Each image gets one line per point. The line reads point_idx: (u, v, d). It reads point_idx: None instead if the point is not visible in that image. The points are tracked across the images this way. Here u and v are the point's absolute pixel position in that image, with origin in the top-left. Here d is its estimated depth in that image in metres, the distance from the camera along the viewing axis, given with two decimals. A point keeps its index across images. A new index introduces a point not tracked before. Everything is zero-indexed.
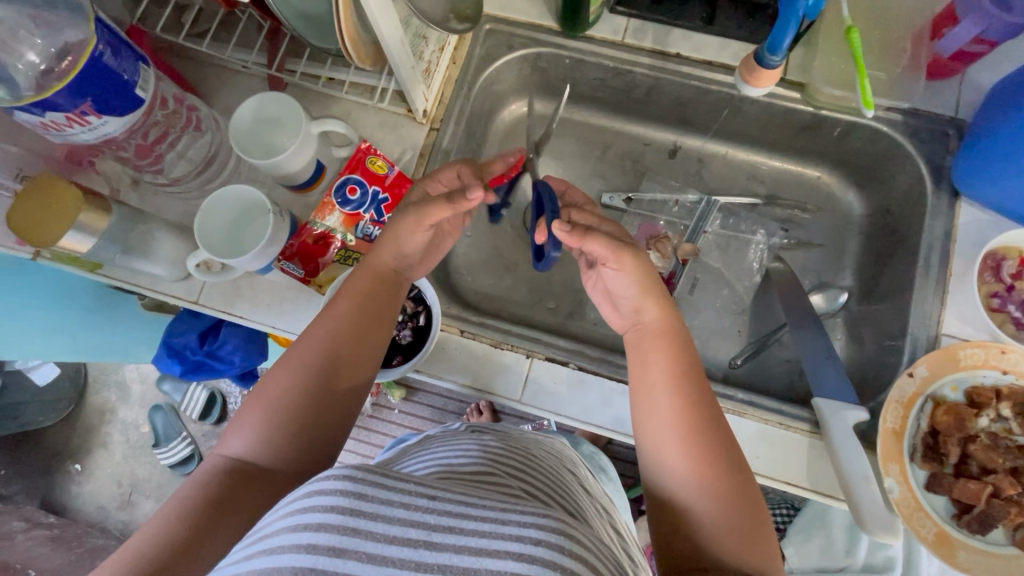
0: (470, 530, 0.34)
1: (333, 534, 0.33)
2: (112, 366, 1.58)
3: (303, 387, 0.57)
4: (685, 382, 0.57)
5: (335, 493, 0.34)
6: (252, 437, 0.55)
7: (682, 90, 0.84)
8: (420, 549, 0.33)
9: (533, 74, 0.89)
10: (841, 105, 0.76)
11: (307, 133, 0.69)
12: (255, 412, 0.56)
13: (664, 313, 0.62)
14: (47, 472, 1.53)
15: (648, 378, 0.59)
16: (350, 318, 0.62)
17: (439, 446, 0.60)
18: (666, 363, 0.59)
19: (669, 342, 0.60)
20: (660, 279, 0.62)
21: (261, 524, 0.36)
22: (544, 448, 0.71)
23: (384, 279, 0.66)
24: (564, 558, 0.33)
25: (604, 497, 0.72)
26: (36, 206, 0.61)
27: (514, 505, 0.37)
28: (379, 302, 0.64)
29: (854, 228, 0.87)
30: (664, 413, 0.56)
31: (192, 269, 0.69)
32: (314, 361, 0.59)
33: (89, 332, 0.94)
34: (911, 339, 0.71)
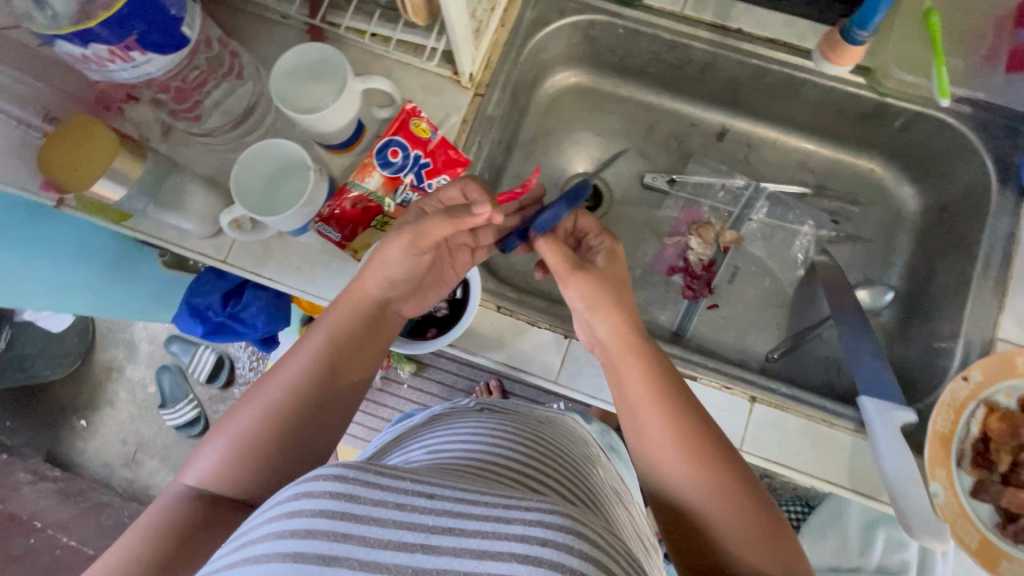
0: (470, 532, 0.32)
1: (325, 539, 0.31)
2: (122, 324, 1.56)
3: (273, 418, 0.53)
4: (668, 402, 0.54)
5: (325, 496, 0.32)
6: (217, 462, 0.51)
7: (739, 69, 0.80)
8: (417, 553, 0.31)
9: (583, 43, 0.85)
10: (909, 94, 0.73)
11: (353, 89, 0.65)
12: (220, 442, 0.52)
13: (629, 335, 0.58)
14: (53, 426, 1.53)
15: (633, 406, 0.55)
16: (320, 352, 0.58)
17: (437, 432, 0.58)
18: (642, 385, 0.56)
19: (640, 368, 0.56)
20: (612, 291, 0.60)
21: (249, 525, 0.34)
22: (560, 429, 0.69)
23: (363, 308, 0.61)
24: (574, 559, 0.31)
25: (616, 475, 0.71)
26: (69, 146, 0.58)
27: (517, 499, 0.35)
28: (359, 330, 0.60)
29: (905, 225, 0.84)
30: (652, 433, 0.54)
31: (225, 226, 0.67)
32: (284, 395, 0.55)
33: (108, 288, 0.91)
34: (965, 342, 0.69)
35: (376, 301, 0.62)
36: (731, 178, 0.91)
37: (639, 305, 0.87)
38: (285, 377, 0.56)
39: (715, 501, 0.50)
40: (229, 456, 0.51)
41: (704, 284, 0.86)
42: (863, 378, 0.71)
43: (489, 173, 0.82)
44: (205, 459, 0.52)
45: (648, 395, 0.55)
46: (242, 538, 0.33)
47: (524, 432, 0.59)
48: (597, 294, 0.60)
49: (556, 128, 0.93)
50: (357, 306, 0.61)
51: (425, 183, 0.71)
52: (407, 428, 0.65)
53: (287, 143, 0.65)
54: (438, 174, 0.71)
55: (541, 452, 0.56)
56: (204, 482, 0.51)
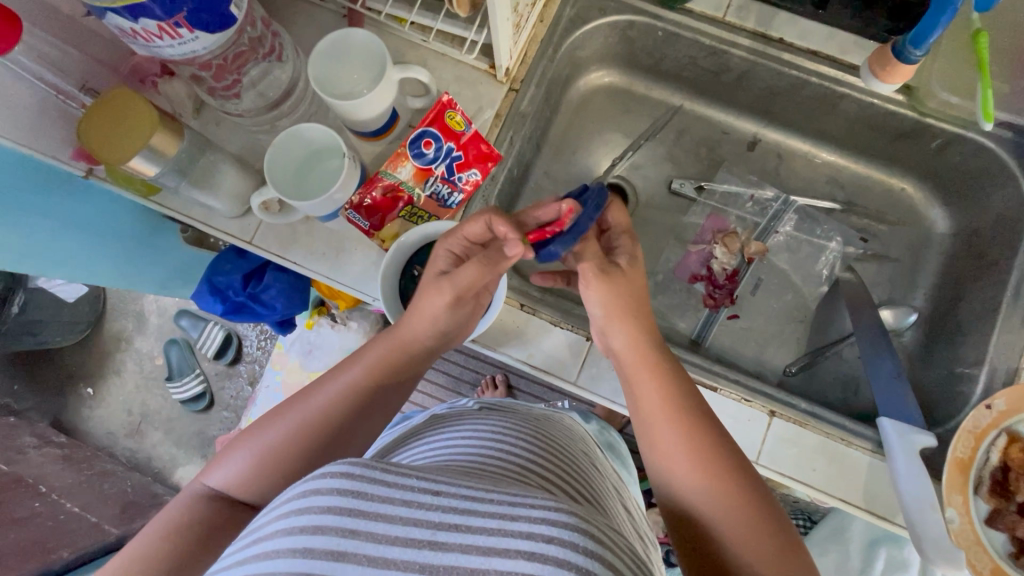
0: (477, 528, 0.31)
1: (332, 536, 0.30)
2: (133, 295, 1.56)
3: (298, 438, 0.52)
4: (680, 411, 0.55)
5: (331, 493, 0.31)
6: (239, 475, 0.51)
7: (778, 79, 0.79)
8: (424, 550, 0.30)
9: (619, 43, 0.84)
10: (951, 115, 0.72)
11: (390, 77, 0.64)
12: (243, 452, 0.52)
13: (642, 347, 0.60)
14: (60, 392, 1.54)
15: (648, 419, 0.56)
16: (359, 385, 0.58)
17: (445, 432, 0.57)
18: (655, 397, 0.57)
19: (653, 380, 0.58)
20: (632, 302, 0.61)
21: (257, 525, 0.33)
22: (558, 426, 0.68)
23: (406, 350, 0.62)
24: (581, 557, 0.30)
25: (616, 477, 0.70)
26: (110, 121, 0.58)
27: (525, 496, 0.33)
28: (399, 371, 0.61)
29: (934, 247, 0.83)
30: (671, 444, 0.54)
31: (255, 207, 0.67)
32: (313, 419, 0.54)
33: (130, 260, 0.90)
34: (989, 369, 0.68)
35: (418, 343, 0.62)
36: (761, 190, 0.90)
37: (659, 310, 0.87)
38: (317, 401, 0.56)
39: (723, 507, 0.49)
40: (253, 468, 0.51)
41: (726, 294, 0.87)
42: (882, 398, 0.71)
43: (517, 169, 0.82)
44: (226, 468, 0.51)
45: (661, 404, 0.56)
46: (249, 538, 0.32)
47: (532, 436, 0.58)
48: (609, 300, 0.61)
49: (584, 127, 0.92)
50: (398, 348, 0.61)
51: (456, 176, 0.70)
52: (416, 427, 0.64)
53: (318, 127, 0.65)
54: (469, 168, 0.70)
55: (547, 454, 0.55)
56: (221, 490, 0.50)
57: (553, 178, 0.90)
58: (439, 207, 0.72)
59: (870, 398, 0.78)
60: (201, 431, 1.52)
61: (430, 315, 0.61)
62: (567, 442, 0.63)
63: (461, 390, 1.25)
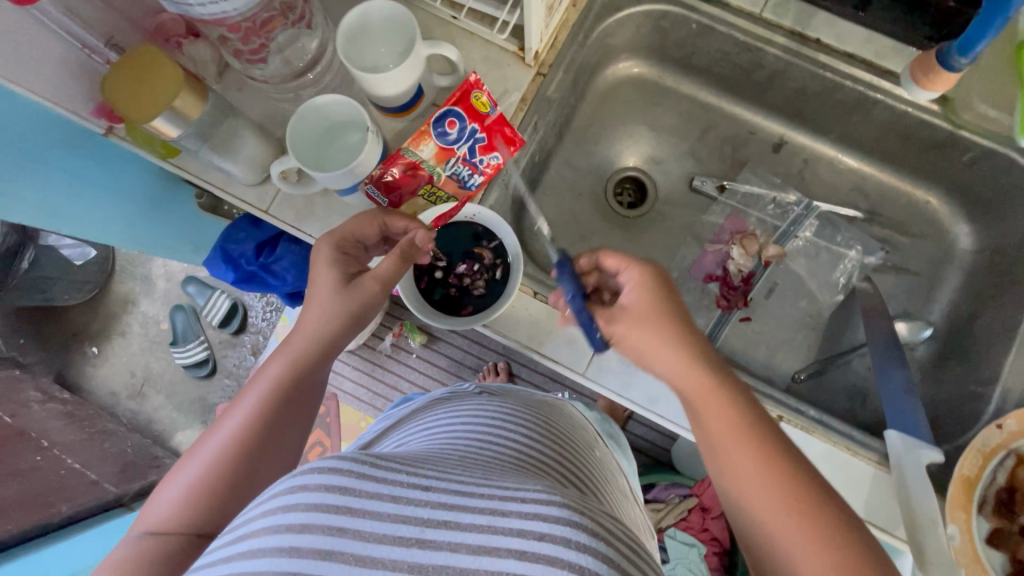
0: (467, 525, 0.31)
1: (319, 534, 0.29)
2: (142, 258, 1.56)
3: (227, 457, 0.48)
4: (764, 450, 0.45)
5: (318, 490, 0.30)
6: (171, 509, 0.46)
7: (811, 80, 0.77)
8: (413, 548, 0.29)
9: (651, 33, 0.82)
10: (986, 129, 0.70)
11: (418, 53, 0.63)
12: (177, 482, 0.48)
13: (698, 374, 0.49)
14: (65, 349, 1.55)
15: (719, 457, 0.47)
16: (266, 393, 0.52)
17: (438, 417, 0.57)
18: (729, 432, 0.47)
19: (723, 406, 0.48)
20: (662, 325, 0.51)
21: (240, 519, 0.32)
22: (559, 412, 0.68)
23: (316, 345, 0.56)
24: (573, 554, 0.29)
25: (613, 461, 0.70)
26: (135, 79, 0.58)
27: (517, 488, 0.33)
28: (312, 371, 0.55)
29: (955, 262, 0.82)
30: (750, 491, 0.44)
31: (274, 176, 0.66)
32: (235, 437, 0.50)
33: (143, 221, 0.90)
34: (1003, 389, 0.68)
35: (327, 336, 0.56)
36: (783, 193, 0.90)
37: None
38: (234, 421, 0.51)
39: (817, 552, 0.40)
40: (189, 498, 0.46)
41: (740, 296, 0.86)
42: (890, 411, 0.70)
43: (538, 156, 0.81)
44: (161, 501, 0.47)
45: (732, 438, 0.46)
46: (231, 535, 0.31)
47: (530, 423, 0.57)
48: (650, 328, 0.51)
49: (609, 118, 0.91)
50: (309, 340, 0.56)
51: (478, 158, 0.69)
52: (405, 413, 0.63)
53: (347, 102, 0.64)
54: (491, 150, 0.69)
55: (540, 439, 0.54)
56: (156, 528, 0.45)
57: (573, 167, 0.89)
58: (459, 188, 0.71)
59: (878, 410, 0.78)
60: (203, 397, 1.53)
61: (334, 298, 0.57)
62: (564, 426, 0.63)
63: (462, 375, 1.25)
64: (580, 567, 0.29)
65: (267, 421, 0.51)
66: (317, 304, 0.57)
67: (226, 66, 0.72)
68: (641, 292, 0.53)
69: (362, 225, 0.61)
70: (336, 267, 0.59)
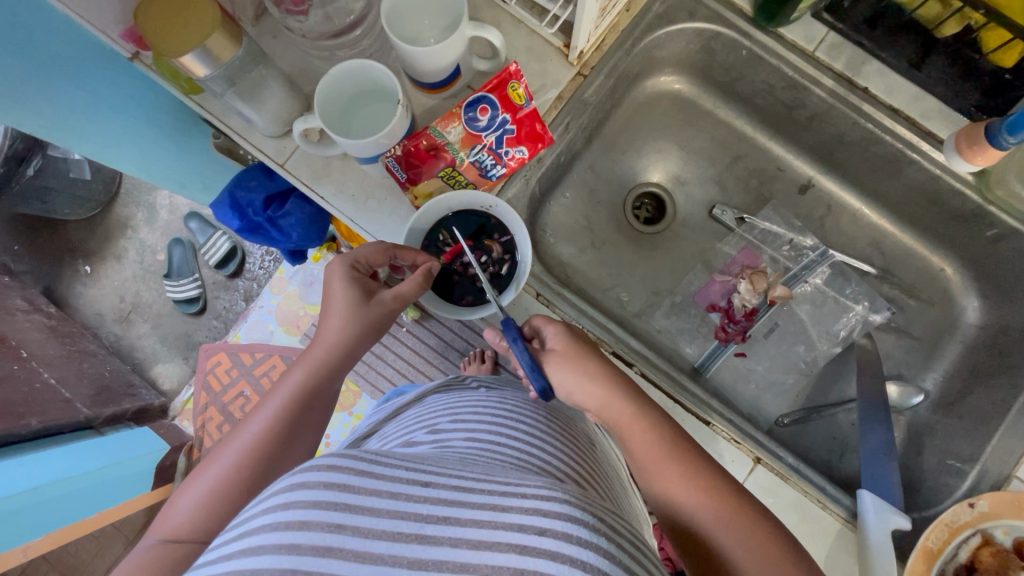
0: (467, 522, 0.35)
1: (319, 531, 0.33)
2: (148, 186, 1.54)
3: (241, 468, 0.51)
4: (677, 455, 0.55)
5: (317, 488, 0.34)
6: (189, 515, 0.49)
7: (850, 128, 0.76)
8: (412, 543, 0.33)
9: (699, 52, 0.81)
10: (1016, 208, 0.70)
11: (461, 34, 0.61)
12: (196, 490, 0.50)
13: (618, 404, 0.58)
14: (59, 263, 1.53)
15: (646, 467, 0.56)
16: (278, 408, 0.55)
17: (440, 407, 0.60)
18: (648, 445, 0.56)
19: (639, 425, 0.57)
20: (585, 350, 0.61)
21: (241, 519, 0.35)
22: (567, 407, 0.70)
23: (333, 360, 0.59)
24: (571, 547, 0.33)
25: (612, 452, 0.72)
26: (169, 11, 0.56)
27: (517, 487, 0.37)
28: (325, 385, 0.58)
29: (957, 334, 0.81)
30: (676, 487, 0.53)
31: (295, 135, 0.65)
32: (249, 449, 0.53)
33: (155, 152, 0.88)
34: (980, 468, 0.68)
35: (341, 353, 0.59)
36: (801, 236, 0.88)
37: (669, 330, 0.86)
38: (247, 434, 0.54)
39: (738, 525, 0.50)
40: (205, 506, 0.49)
41: (739, 331, 0.85)
42: (865, 470, 0.71)
43: (563, 157, 0.80)
44: (178, 510, 0.50)
45: (650, 447, 0.56)
46: (232, 533, 0.35)
47: (539, 417, 0.60)
48: (575, 366, 0.59)
49: (641, 130, 0.89)
50: (320, 358, 0.58)
51: (503, 150, 0.68)
52: (403, 404, 0.68)
53: (388, 79, 0.63)
54: (518, 144, 0.68)
55: (546, 430, 0.57)
56: (175, 533, 0.48)
57: (597, 173, 0.88)
58: (480, 176, 0.70)
59: (855, 466, 0.77)
60: (188, 333, 1.51)
61: (346, 318, 0.59)
62: (571, 425, 0.65)
63: (449, 356, 1.23)
64: (580, 561, 0.33)
65: (280, 432, 0.54)
66: (332, 322, 0.59)
67: (264, 11, 0.70)
68: (563, 337, 0.62)
69: (374, 254, 0.61)
70: (348, 286, 0.60)
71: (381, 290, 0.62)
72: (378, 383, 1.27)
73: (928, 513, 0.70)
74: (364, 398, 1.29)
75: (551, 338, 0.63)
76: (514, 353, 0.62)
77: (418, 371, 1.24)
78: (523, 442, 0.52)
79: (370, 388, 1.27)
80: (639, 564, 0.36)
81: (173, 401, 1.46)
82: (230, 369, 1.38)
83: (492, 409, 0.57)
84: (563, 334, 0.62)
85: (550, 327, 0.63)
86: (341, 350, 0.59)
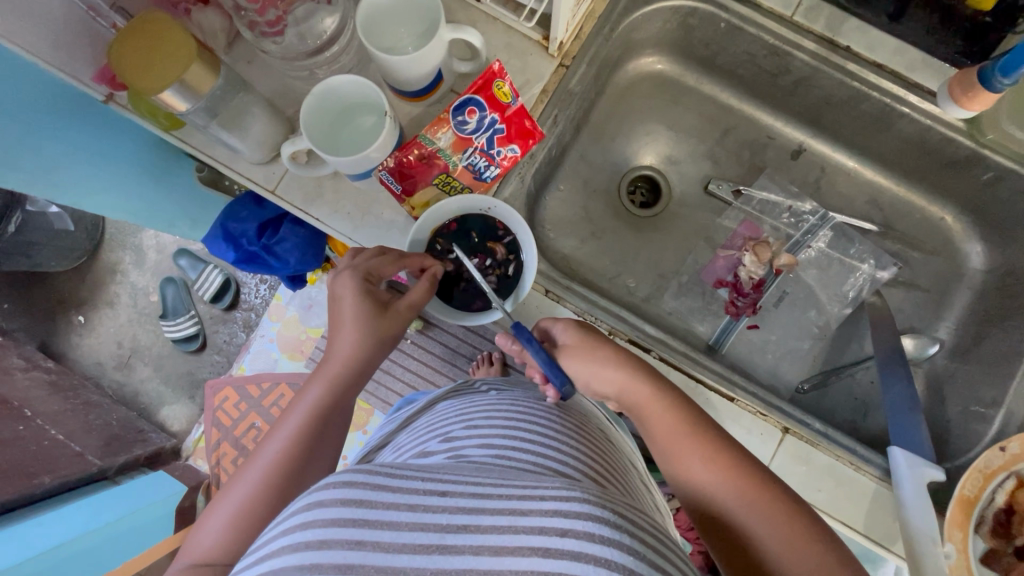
0: (488, 528, 0.34)
1: (338, 549, 0.32)
2: (133, 228, 1.52)
3: (263, 488, 0.50)
4: (698, 434, 0.54)
5: (335, 505, 0.34)
6: (214, 540, 0.48)
7: (837, 89, 0.76)
8: (434, 554, 0.32)
9: (678, 30, 0.80)
10: (1011, 149, 0.70)
11: (440, 38, 0.60)
12: (218, 516, 0.49)
13: (636, 383, 0.58)
14: (51, 316, 1.51)
15: (670, 450, 0.55)
16: (298, 428, 0.54)
17: (452, 413, 0.59)
18: (671, 427, 0.56)
19: (660, 404, 0.57)
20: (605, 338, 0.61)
21: (260, 542, 0.35)
22: (578, 407, 0.69)
23: (347, 375, 0.57)
24: (594, 546, 0.32)
25: (626, 447, 0.72)
26: (143, 46, 0.55)
27: (534, 490, 0.36)
28: (342, 399, 0.57)
29: (965, 282, 0.82)
30: (699, 469, 0.53)
31: (284, 158, 0.63)
32: (270, 472, 0.51)
33: (141, 193, 0.87)
34: (1006, 412, 0.69)
35: (357, 366, 0.58)
36: (799, 202, 0.88)
37: (679, 311, 0.86)
38: (267, 454, 0.53)
39: (757, 499, 0.49)
40: (230, 530, 0.48)
41: (749, 304, 0.85)
42: (893, 425, 0.70)
43: (555, 150, 0.79)
44: (203, 534, 0.49)
45: (676, 430, 0.55)
46: (252, 557, 0.34)
47: (552, 417, 0.59)
48: (592, 355, 0.59)
49: (628, 115, 0.89)
50: (333, 374, 0.57)
51: (495, 151, 0.67)
52: (414, 413, 0.67)
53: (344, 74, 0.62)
54: (509, 143, 0.67)
55: (561, 429, 0.57)
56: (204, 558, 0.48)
57: (588, 162, 0.87)
58: (475, 179, 0.69)
59: (880, 424, 0.77)
60: (191, 372, 1.48)
61: (359, 333, 0.57)
62: (584, 421, 0.64)
63: (458, 363, 1.22)
64: (605, 559, 0.32)
65: (301, 449, 0.53)
66: (344, 336, 0.58)
67: (237, 37, 0.69)
68: (574, 331, 0.61)
69: (385, 264, 0.60)
70: (360, 300, 0.58)
71: (393, 301, 0.60)
72: (390, 399, 1.26)
73: (959, 463, 0.71)
74: (376, 415, 1.29)
75: (561, 335, 0.62)
76: (532, 357, 0.59)
77: (429, 382, 1.23)
78: (539, 444, 0.51)
79: (383, 404, 1.26)
80: (665, 561, 0.35)
81: (185, 441, 1.43)
82: (238, 403, 1.36)
83: (503, 411, 0.57)
84: (577, 327, 0.62)
85: (558, 324, 0.63)
86: (353, 366, 0.58)
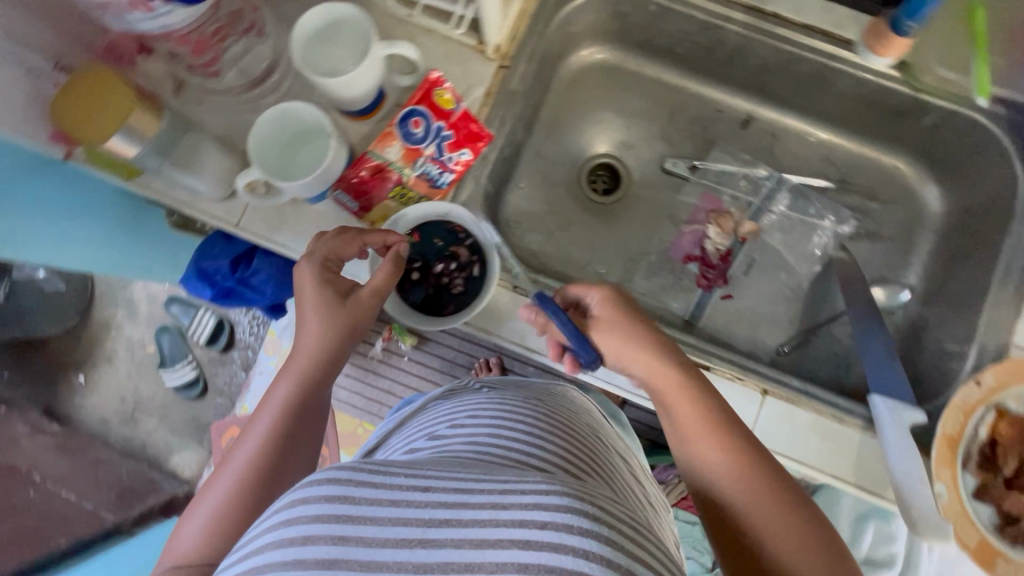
0: (468, 521, 0.34)
1: (323, 544, 0.33)
2: (120, 283, 1.53)
3: (241, 487, 0.52)
4: (715, 422, 0.53)
5: (320, 502, 0.35)
6: (195, 540, 0.49)
7: (772, 55, 0.78)
8: (416, 548, 0.33)
9: (611, 19, 0.82)
10: (945, 91, 0.72)
11: (375, 54, 0.62)
12: (199, 516, 0.50)
13: (664, 368, 0.56)
14: (52, 380, 1.52)
15: (681, 431, 0.54)
16: (272, 424, 0.55)
17: (443, 413, 0.60)
18: (688, 408, 0.54)
19: (680, 386, 0.55)
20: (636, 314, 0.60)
21: (249, 539, 0.36)
22: (564, 402, 0.69)
23: (315, 368, 0.58)
24: (573, 540, 0.33)
25: (616, 439, 0.73)
26: (82, 97, 0.56)
27: (517, 482, 0.37)
28: (313, 393, 0.58)
29: (927, 225, 0.83)
30: (709, 452, 0.52)
31: (240, 190, 0.65)
32: (246, 470, 0.53)
33: (114, 245, 0.89)
34: (978, 347, 0.68)
35: (325, 357, 0.59)
36: (755, 169, 0.90)
37: (653, 291, 0.87)
38: (243, 452, 0.54)
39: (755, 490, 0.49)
40: (208, 530, 0.49)
41: (719, 275, 0.87)
42: (872, 374, 0.71)
43: (508, 149, 0.81)
44: (184, 536, 0.50)
45: (694, 415, 0.53)
46: (241, 554, 0.35)
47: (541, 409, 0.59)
48: (620, 333, 0.59)
49: (578, 107, 0.91)
50: (302, 364, 0.58)
51: (446, 157, 0.68)
52: (408, 414, 0.68)
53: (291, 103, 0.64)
54: (459, 148, 0.68)
55: (548, 423, 0.57)
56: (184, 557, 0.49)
57: (545, 158, 0.89)
58: (431, 186, 0.71)
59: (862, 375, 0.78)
60: (195, 417, 1.50)
61: (321, 321, 0.58)
62: (569, 415, 0.65)
63: (454, 372, 1.23)
64: (583, 551, 0.32)
65: (276, 447, 0.54)
66: (309, 330, 0.58)
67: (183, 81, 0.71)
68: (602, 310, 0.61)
69: (345, 244, 0.61)
70: (321, 287, 0.59)
71: (356, 288, 0.61)
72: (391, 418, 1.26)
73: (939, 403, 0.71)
74: None
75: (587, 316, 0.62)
76: (563, 323, 0.61)
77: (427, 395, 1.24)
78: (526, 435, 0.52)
79: None
80: (644, 549, 0.35)
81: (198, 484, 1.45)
82: None
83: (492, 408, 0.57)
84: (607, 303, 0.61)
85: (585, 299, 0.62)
86: (320, 356, 0.58)
